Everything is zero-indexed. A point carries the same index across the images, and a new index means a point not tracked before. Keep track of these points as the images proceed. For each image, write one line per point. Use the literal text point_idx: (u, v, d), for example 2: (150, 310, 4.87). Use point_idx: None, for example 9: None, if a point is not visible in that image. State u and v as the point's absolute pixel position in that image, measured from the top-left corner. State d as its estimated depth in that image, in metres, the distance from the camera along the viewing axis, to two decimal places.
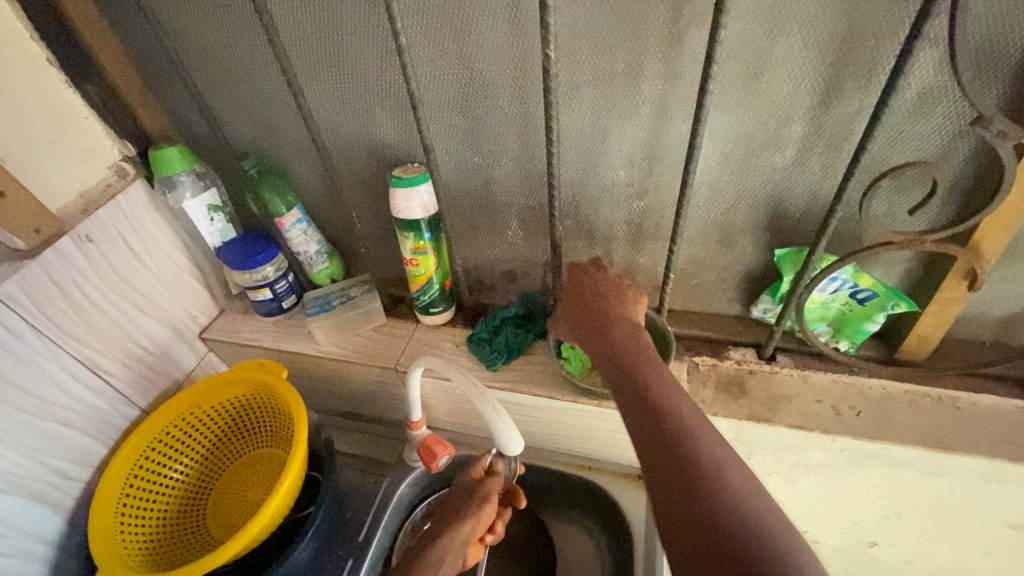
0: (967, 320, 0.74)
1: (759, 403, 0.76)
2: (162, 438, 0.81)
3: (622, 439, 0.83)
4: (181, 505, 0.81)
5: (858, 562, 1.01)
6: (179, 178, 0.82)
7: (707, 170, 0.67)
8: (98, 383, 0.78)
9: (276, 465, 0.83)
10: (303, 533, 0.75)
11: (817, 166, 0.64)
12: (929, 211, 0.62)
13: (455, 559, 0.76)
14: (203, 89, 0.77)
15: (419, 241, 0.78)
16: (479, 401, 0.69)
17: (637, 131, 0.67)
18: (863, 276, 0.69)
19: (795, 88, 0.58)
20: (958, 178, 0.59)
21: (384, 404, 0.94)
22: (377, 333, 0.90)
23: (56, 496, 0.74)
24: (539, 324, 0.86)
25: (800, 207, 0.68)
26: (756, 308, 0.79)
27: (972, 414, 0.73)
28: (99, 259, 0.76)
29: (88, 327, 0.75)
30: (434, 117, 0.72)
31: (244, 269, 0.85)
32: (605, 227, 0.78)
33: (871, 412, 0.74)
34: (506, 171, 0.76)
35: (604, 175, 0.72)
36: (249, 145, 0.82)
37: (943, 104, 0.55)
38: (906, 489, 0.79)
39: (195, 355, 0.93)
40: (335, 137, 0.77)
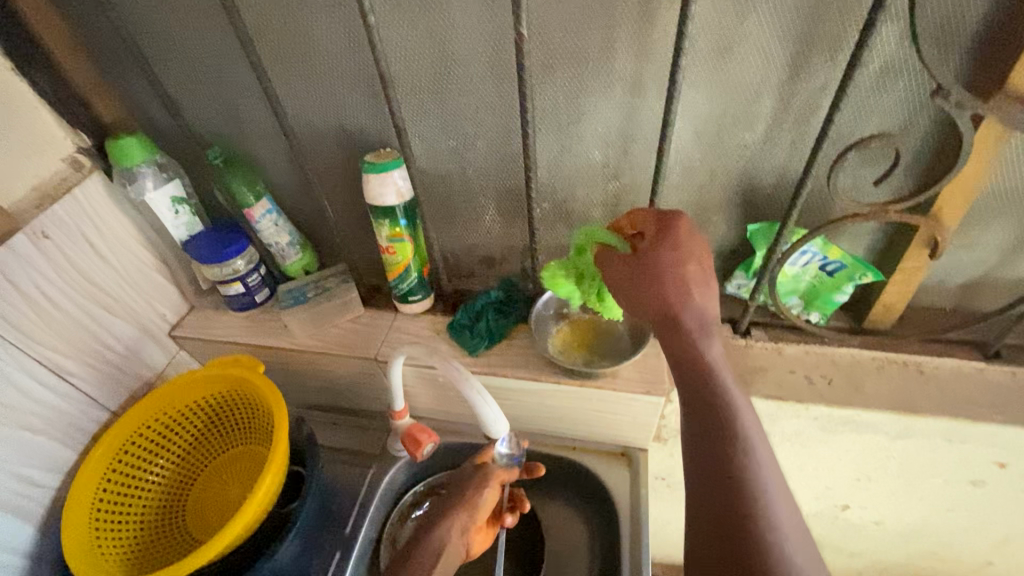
0: (929, 288, 0.77)
1: (737, 377, 0.78)
2: (136, 439, 0.79)
3: (606, 419, 0.84)
4: (159, 508, 0.79)
5: (832, 526, 1.05)
6: (140, 170, 0.79)
7: (681, 149, 0.68)
8: (63, 386, 0.74)
9: (257, 461, 0.81)
10: (287, 531, 0.74)
11: (787, 142, 0.65)
12: (893, 183, 0.64)
13: (455, 549, 0.73)
14: (162, 75, 0.74)
15: (395, 228, 0.77)
16: (463, 385, 0.69)
17: (612, 110, 0.67)
18: (833, 248, 0.71)
19: (764, 64, 0.59)
20: (920, 150, 0.61)
21: (366, 396, 0.93)
22: (355, 324, 0.89)
23: (25, 505, 0.71)
24: (520, 308, 0.86)
25: (771, 183, 0.69)
26: (731, 284, 0.81)
27: (936, 377, 0.77)
28: (58, 257, 0.72)
29: (50, 328, 0.72)
30: (406, 101, 0.70)
31: (213, 263, 0.83)
32: (582, 209, 0.79)
33: (842, 380, 0.77)
34: (481, 155, 0.75)
35: (580, 156, 0.72)
36: (213, 133, 0.79)
37: (904, 78, 0.56)
38: (876, 452, 0.83)
39: (166, 354, 0.90)
40: (305, 123, 0.75)
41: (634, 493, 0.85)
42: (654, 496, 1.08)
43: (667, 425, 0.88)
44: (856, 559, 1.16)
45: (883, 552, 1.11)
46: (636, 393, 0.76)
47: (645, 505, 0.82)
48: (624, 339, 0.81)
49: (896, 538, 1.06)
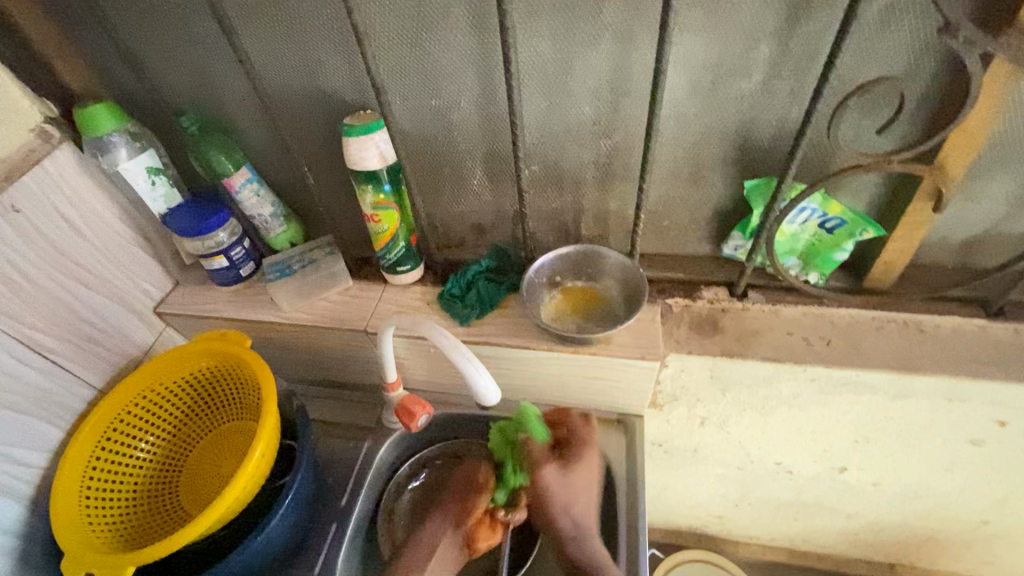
0: (932, 244, 0.75)
1: (733, 340, 0.77)
2: (123, 416, 0.78)
3: (601, 386, 0.83)
4: (150, 483, 0.78)
5: (829, 488, 1.05)
6: (112, 139, 0.75)
7: (674, 102, 0.65)
8: (45, 364, 0.73)
9: (247, 436, 0.80)
10: (280, 503, 0.73)
11: (785, 91, 0.62)
12: (896, 133, 0.61)
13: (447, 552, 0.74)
14: (128, 36, 0.71)
15: (379, 195, 0.74)
16: (454, 353, 0.68)
17: (600, 61, 0.64)
18: (833, 203, 0.68)
19: (762, 6, 0.56)
20: (924, 95, 0.58)
21: (358, 369, 0.92)
22: (344, 296, 0.87)
23: (12, 484, 0.70)
24: (512, 276, 0.84)
25: (769, 136, 0.66)
26: (728, 245, 0.78)
27: (937, 336, 0.75)
28: (30, 232, 0.70)
29: (26, 305, 0.70)
30: (385, 58, 0.67)
31: (194, 236, 0.80)
32: (573, 171, 0.76)
33: (841, 340, 0.75)
34: (466, 115, 0.72)
35: (569, 114, 0.69)
36: (186, 99, 0.76)
37: (910, 16, 0.53)
38: (875, 413, 0.82)
39: (152, 330, 0.89)
40: (280, 85, 0.72)
41: (630, 460, 0.84)
42: (651, 463, 1.08)
43: (664, 391, 0.86)
44: (853, 520, 1.17)
45: (880, 513, 1.12)
46: (630, 359, 0.75)
47: (641, 470, 0.82)
48: (616, 305, 0.80)
49: (893, 499, 1.06)
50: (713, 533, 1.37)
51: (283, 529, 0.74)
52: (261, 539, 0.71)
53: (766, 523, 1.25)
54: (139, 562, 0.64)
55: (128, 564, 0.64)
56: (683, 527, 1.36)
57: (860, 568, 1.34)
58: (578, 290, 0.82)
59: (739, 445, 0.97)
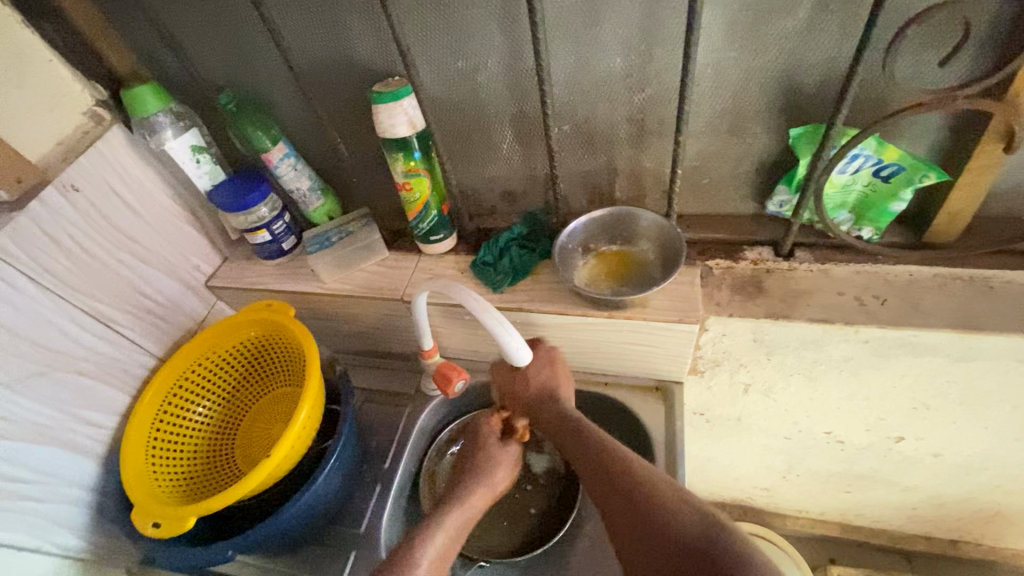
0: (1004, 193, 0.68)
1: (778, 301, 0.73)
2: (182, 382, 0.83)
3: (638, 352, 0.81)
4: (209, 444, 0.83)
5: (885, 459, 1.00)
6: (158, 120, 0.78)
7: (711, 47, 0.61)
8: (110, 335, 0.78)
9: (295, 401, 0.84)
10: (326, 462, 0.77)
11: (833, 27, 0.57)
12: (962, 65, 0.56)
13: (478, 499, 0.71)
14: (166, 16, 0.73)
15: (410, 162, 0.74)
16: (484, 315, 0.68)
17: (630, 8, 0.61)
18: (889, 148, 0.63)
19: None
20: (993, 22, 0.53)
21: (396, 338, 0.94)
22: (380, 266, 0.88)
23: (86, 443, 0.76)
24: (545, 242, 0.83)
25: (816, 79, 0.62)
26: (772, 202, 0.74)
27: (1008, 292, 0.69)
28: (88, 209, 0.74)
29: (90, 278, 0.75)
30: (408, 19, 0.66)
31: (237, 211, 0.83)
32: (605, 129, 0.73)
33: (898, 299, 0.71)
34: (493, 76, 0.70)
35: (599, 68, 0.66)
36: (223, 76, 0.78)
37: None
38: (935, 377, 0.77)
39: (204, 303, 0.93)
40: (309, 55, 0.72)
41: (669, 425, 0.83)
42: (693, 432, 1.06)
43: (704, 356, 0.84)
44: (911, 494, 1.11)
45: (941, 486, 1.06)
46: (667, 321, 0.72)
47: (681, 437, 0.80)
48: (654, 268, 0.78)
49: (956, 472, 1.00)
50: (759, 506, 1.33)
51: (328, 488, 0.78)
52: (309, 497, 0.75)
53: (816, 496, 1.21)
54: (199, 514, 0.69)
55: (190, 516, 0.69)
56: (728, 499, 1.34)
57: (920, 545, 1.28)
58: (613, 253, 0.80)
59: (786, 413, 0.93)
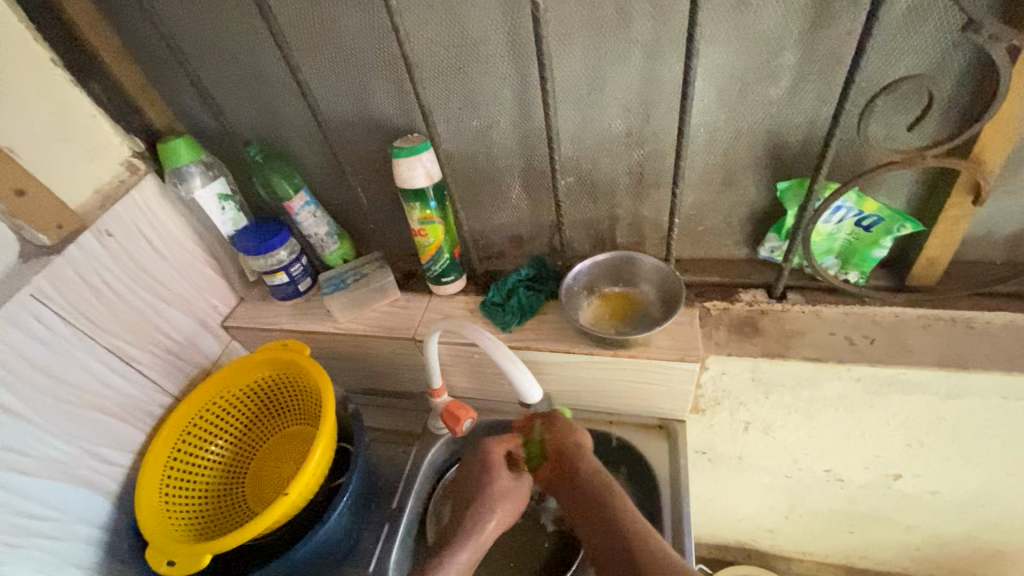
0: (977, 240, 0.74)
1: (773, 340, 0.78)
2: (198, 420, 0.85)
3: (641, 390, 0.84)
4: (220, 483, 0.84)
5: (885, 497, 1.02)
6: (188, 170, 0.84)
7: (703, 110, 0.68)
8: (131, 373, 0.81)
9: (307, 439, 0.86)
10: (338, 500, 0.78)
11: (812, 94, 0.64)
12: (928, 127, 0.62)
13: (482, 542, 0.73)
14: (204, 77, 0.79)
15: (426, 210, 0.80)
16: (497, 353, 0.71)
17: (630, 77, 0.68)
18: (868, 202, 0.69)
19: (784, 15, 0.59)
20: (954, 91, 0.59)
21: (406, 377, 0.97)
22: (392, 307, 0.92)
23: (101, 481, 0.77)
24: (551, 284, 0.88)
25: (798, 139, 0.68)
26: (763, 248, 0.80)
27: (987, 332, 0.74)
28: (119, 253, 0.79)
29: (116, 318, 0.78)
30: (429, 83, 0.72)
31: (258, 254, 0.87)
32: (607, 181, 0.79)
33: (885, 339, 0.75)
34: (505, 133, 0.77)
35: (602, 127, 0.73)
36: (252, 130, 0.84)
37: (934, 15, 0.55)
38: (926, 414, 0.80)
39: (220, 343, 0.96)
40: (335, 113, 0.79)
41: (672, 463, 0.85)
42: (695, 471, 1.07)
43: (705, 394, 0.87)
44: (913, 534, 1.12)
45: (942, 525, 1.07)
46: (670, 360, 0.76)
47: (685, 474, 0.83)
48: (657, 308, 0.82)
49: (955, 509, 1.02)
50: (764, 549, 1.32)
51: (339, 526, 0.79)
52: (321, 535, 0.77)
53: (819, 537, 1.21)
54: (213, 552, 0.70)
55: (205, 554, 0.70)
56: (731, 541, 1.33)
57: None
58: (618, 295, 0.85)
59: (786, 451, 0.95)
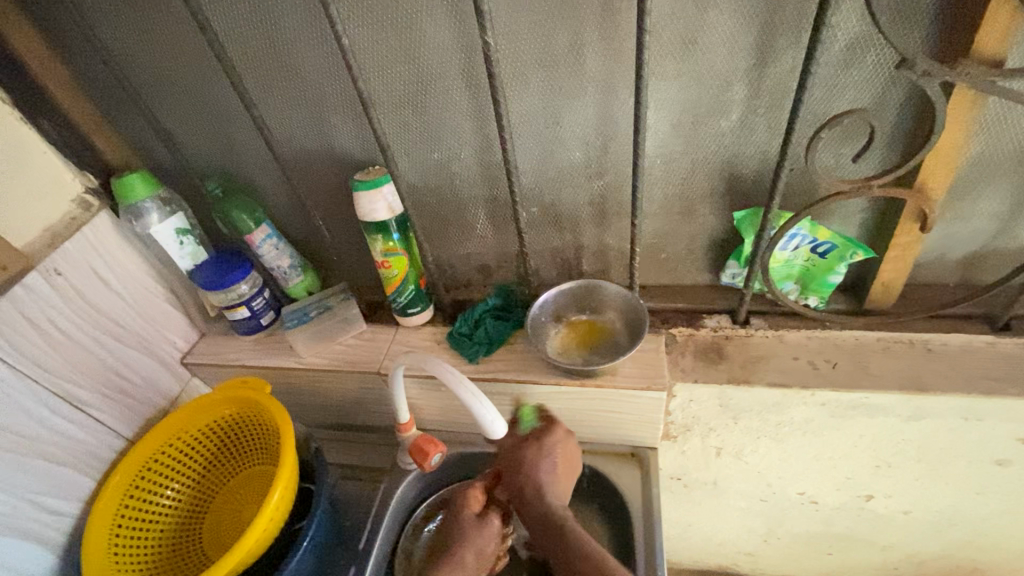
0: (930, 264, 0.76)
1: (739, 366, 0.78)
2: (152, 464, 0.81)
3: (610, 419, 0.83)
4: (175, 529, 0.80)
5: (859, 518, 1.02)
6: (144, 206, 0.82)
7: (659, 143, 0.69)
8: (80, 417, 0.77)
9: (268, 480, 0.83)
10: (298, 546, 0.75)
11: (762, 126, 0.66)
12: (874, 158, 0.64)
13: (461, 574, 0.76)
14: (160, 113, 0.78)
15: (389, 243, 0.79)
16: (459, 388, 0.69)
17: (587, 110, 0.68)
18: (821, 229, 0.70)
19: (730, 52, 0.60)
20: (895, 123, 0.61)
21: (373, 410, 0.94)
22: (358, 340, 0.90)
23: (45, 533, 0.73)
24: (517, 313, 0.87)
25: (753, 169, 0.70)
26: (725, 274, 0.81)
27: (945, 353, 0.75)
28: (69, 291, 0.76)
29: (64, 360, 0.75)
30: (388, 118, 0.73)
31: (218, 289, 0.85)
32: (570, 211, 0.80)
33: (847, 362, 0.76)
34: (466, 165, 0.77)
35: (561, 158, 0.73)
36: (211, 164, 0.83)
37: (871, 52, 0.57)
38: (892, 436, 0.81)
39: (179, 380, 0.93)
40: (295, 147, 0.78)
41: (645, 493, 0.84)
42: (671, 497, 1.06)
43: (676, 421, 0.86)
44: (890, 553, 1.12)
45: (917, 544, 1.07)
46: (637, 389, 0.76)
47: (657, 504, 0.81)
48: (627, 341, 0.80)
49: (928, 528, 1.02)
50: (745, 573, 1.31)
51: (301, 571, 0.76)
52: None
53: (799, 559, 1.20)
54: None
55: None
56: (712, 566, 1.31)
57: None
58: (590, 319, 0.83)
59: (759, 475, 0.95)
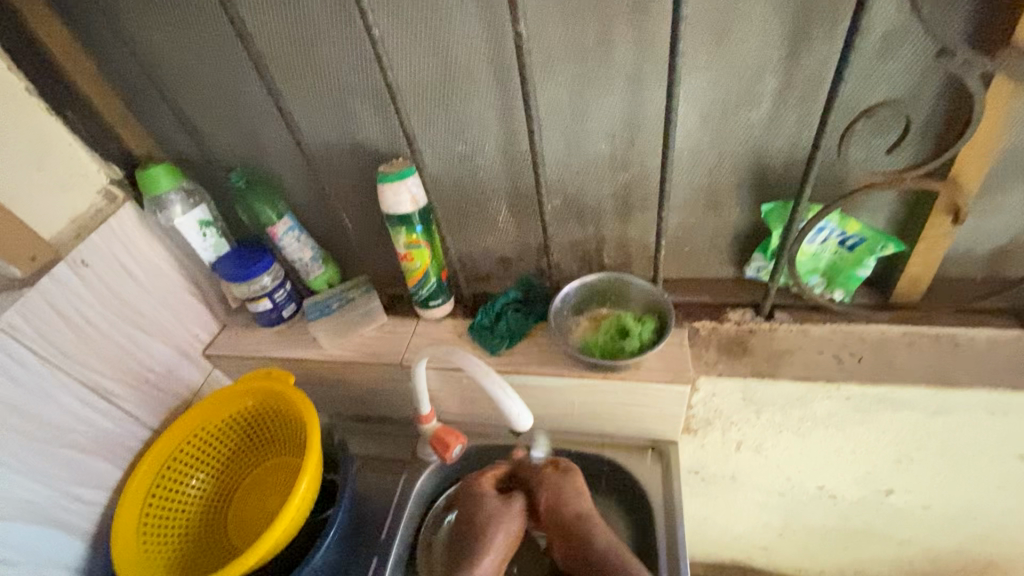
0: (957, 257, 0.75)
1: (763, 360, 0.77)
2: (178, 454, 0.82)
3: (632, 411, 0.83)
4: (200, 519, 0.81)
5: (877, 512, 1.02)
6: (168, 198, 0.83)
7: (687, 135, 0.68)
8: (107, 407, 0.78)
9: (292, 470, 0.83)
10: (325, 536, 0.76)
11: (793, 118, 0.65)
12: (907, 150, 0.64)
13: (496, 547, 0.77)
14: (184, 105, 0.78)
15: (412, 235, 0.79)
16: (486, 380, 0.70)
17: (615, 102, 0.68)
18: (850, 222, 0.70)
19: (763, 43, 0.60)
20: (930, 115, 0.61)
21: (393, 402, 0.95)
22: (379, 332, 0.90)
23: (75, 521, 0.74)
24: (539, 306, 0.87)
25: (781, 162, 0.69)
26: (750, 267, 0.80)
27: (972, 348, 0.74)
28: (96, 283, 0.76)
29: (92, 351, 0.76)
30: (413, 110, 0.72)
31: (241, 281, 0.86)
32: (594, 204, 0.79)
33: (873, 357, 0.75)
34: (490, 158, 0.77)
35: (587, 151, 0.73)
36: (234, 156, 0.83)
37: (908, 42, 0.56)
38: (915, 431, 0.81)
39: (201, 371, 0.94)
40: (318, 139, 0.78)
41: (665, 486, 0.84)
42: (689, 491, 1.06)
43: (697, 414, 0.86)
44: (907, 548, 1.12)
45: (935, 538, 1.07)
46: (661, 382, 0.75)
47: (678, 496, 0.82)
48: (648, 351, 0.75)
49: (947, 523, 1.02)
50: (759, 566, 1.31)
51: (327, 561, 0.77)
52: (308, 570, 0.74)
53: (813, 554, 1.21)
54: None
55: None
56: (726, 560, 1.32)
57: None
58: (646, 324, 0.78)
59: (778, 468, 0.95)
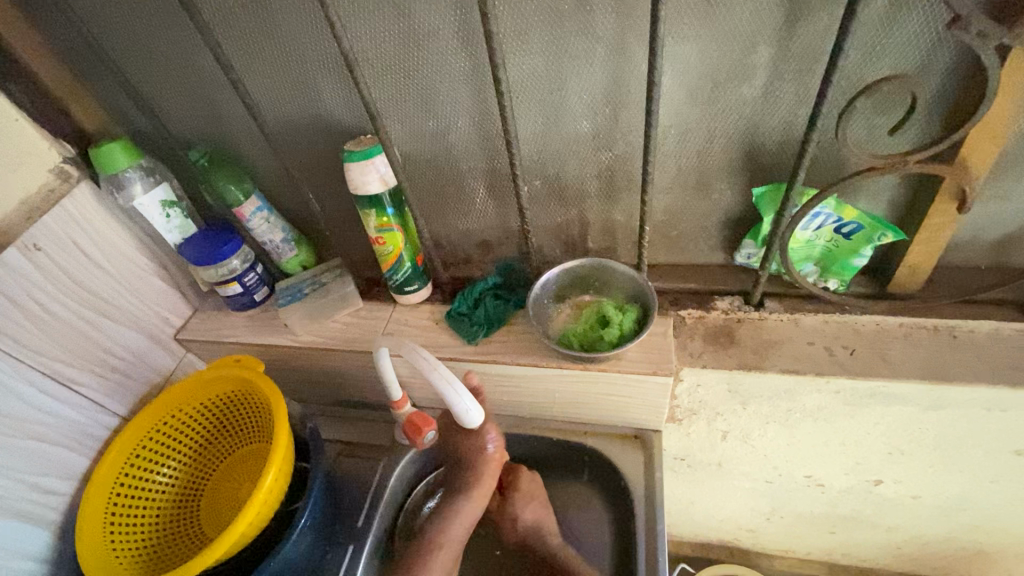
0: (961, 244, 0.71)
1: (750, 351, 0.74)
2: (147, 442, 0.80)
3: (615, 402, 0.81)
4: (172, 508, 0.80)
5: (866, 500, 1.00)
6: (126, 175, 0.78)
7: (673, 111, 0.63)
8: (70, 396, 0.76)
9: (263, 459, 0.81)
10: (295, 525, 0.75)
11: (789, 94, 0.60)
12: (910, 132, 0.58)
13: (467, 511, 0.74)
14: (136, 77, 0.73)
15: (383, 218, 0.74)
16: (434, 377, 0.66)
17: (595, 76, 0.62)
18: (847, 208, 0.65)
19: (757, 10, 0.54)
20: (940, 90, 0.55)
21: (370, 389, 0.92)
22: (353, 317, 0.87)
23: (41, 512, 0.72)
24: (519, 293, 0.83)
25: (775, 141, 0.64)
26: (740, 254, 0.76)
27: (971, 341, 0.71)
28: (51, 268, 0.73)
29: (51, 339, 0.73)
30: (378, 82, 0.67)
31: (209, 264, 0.82)
32: (575, 185, 0.74)
33: (866, 349, 0.71)
34: (464, 135, 0.72)
35: (567, 128, 0.68)
36: (194, 131, 0.78)
37: (917, 9, 0.50)
38: (908, 425, 0.77)
39: (174, 356, 0.91)
40: (279, 114, 0.73)
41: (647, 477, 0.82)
42: (675, 477, 1.05)
43: (681, 405, 0.83)
44: (894, 534, 1.11)
45: (924, 526, 1.05)
46: (642, 374, 0.72)
47: (660, 487, 0.79)
48: (627, 343, 0.71)
49: (937, 512, 1.00)
50: (746, 547, 1.31)
51: (299, 550, 0.76)
52: (278, 560, 0.73)
53: (801, 537, 1.20)
54: None
55: None
56: (713, 540, 1.32)
57: None
58: (628, 313, 0.74)
59: (765, 457, 0.93)
